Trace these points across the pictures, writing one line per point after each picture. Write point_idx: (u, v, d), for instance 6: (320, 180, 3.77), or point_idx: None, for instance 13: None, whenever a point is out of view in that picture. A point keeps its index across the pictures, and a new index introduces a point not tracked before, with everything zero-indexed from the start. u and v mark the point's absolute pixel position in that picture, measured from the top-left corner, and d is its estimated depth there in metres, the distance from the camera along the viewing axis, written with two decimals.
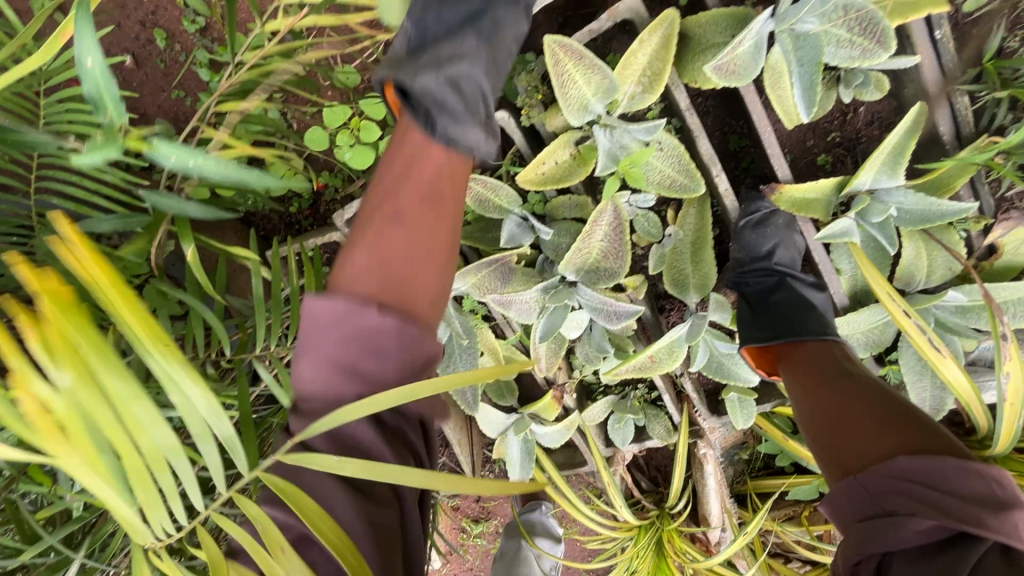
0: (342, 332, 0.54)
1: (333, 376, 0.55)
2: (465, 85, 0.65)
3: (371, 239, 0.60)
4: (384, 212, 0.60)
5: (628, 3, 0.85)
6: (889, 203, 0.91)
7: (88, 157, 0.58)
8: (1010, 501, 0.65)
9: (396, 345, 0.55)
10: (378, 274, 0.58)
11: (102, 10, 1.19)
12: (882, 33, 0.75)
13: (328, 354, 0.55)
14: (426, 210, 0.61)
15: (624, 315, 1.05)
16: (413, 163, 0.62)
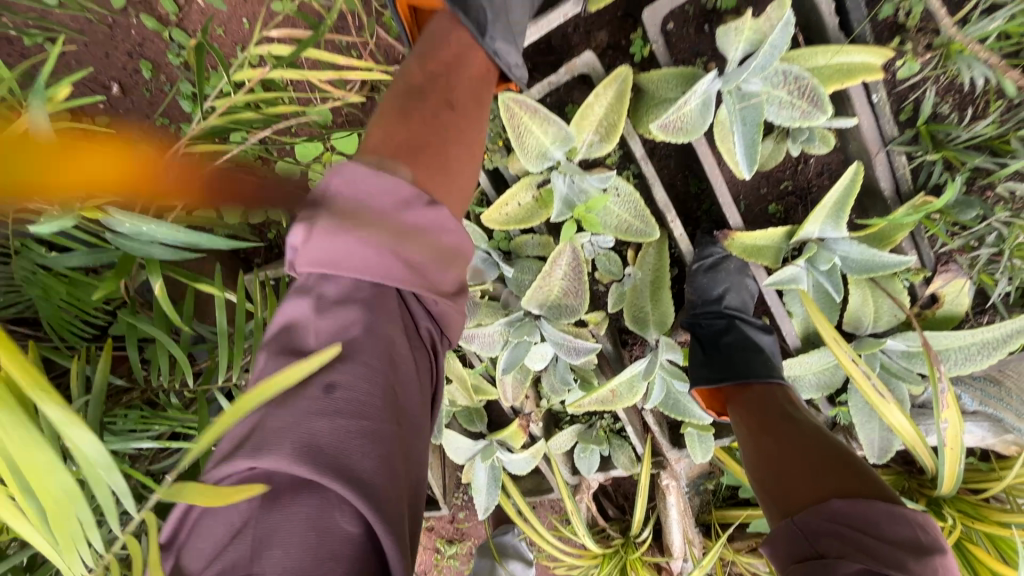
0: (408, 215, 0.62)
1: (391, 262, 0.60)
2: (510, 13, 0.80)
3: (426, 112, 0.69)
4: (438, 98, 0.71)
5: (585, 60, 0.90)
6: (835, 252, 0.94)
7: (45, 226, 0.65)
8: (932, 546, 0.68)
9: (449, 246, 0.65)
10: (433, 155, 0.67)
11: (90, 42, 1.23)
12: (816, 97, 0.80)
13: (391, 242, 0.60)
14: (471, 105, 0.74)
15: (583, 351, 1.08)
16: (464, 63, 0.75)
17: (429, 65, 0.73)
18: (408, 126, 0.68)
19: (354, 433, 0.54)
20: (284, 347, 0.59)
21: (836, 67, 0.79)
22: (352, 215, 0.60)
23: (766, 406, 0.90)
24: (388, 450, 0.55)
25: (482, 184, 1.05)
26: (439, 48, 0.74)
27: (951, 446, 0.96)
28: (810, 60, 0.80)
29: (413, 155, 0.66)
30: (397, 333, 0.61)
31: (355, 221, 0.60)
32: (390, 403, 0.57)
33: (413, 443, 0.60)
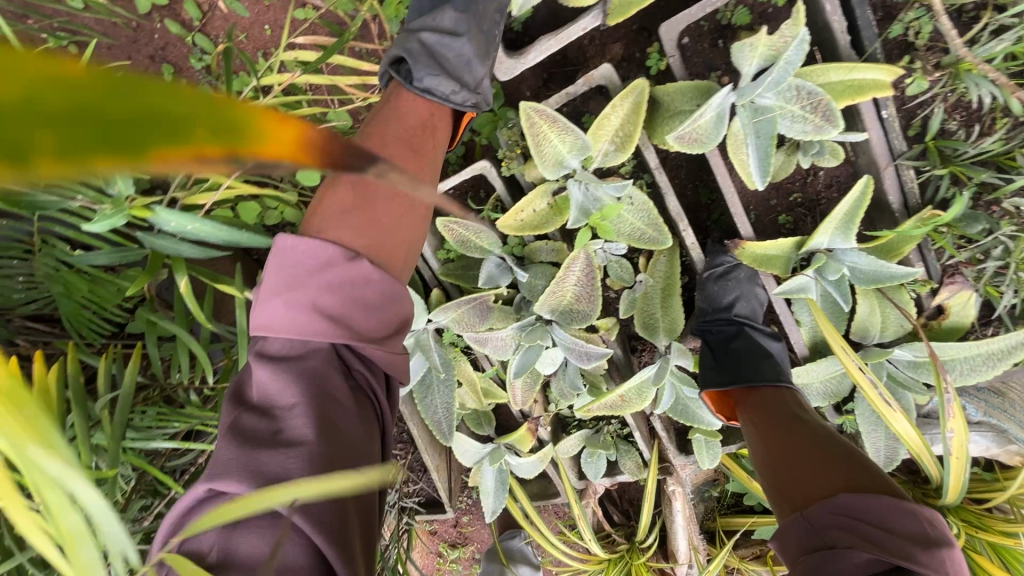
0: (332, 273, 0.69)
1: (317, 321, 0.68)
2: (445, 53, 0.84)
3: (356, 176, 0.76)
4: (368, 160, 0.77)
5: (602, 72, 0.92)
6: (844, 263, 0.96)
7: (97, 225, 0.70)
8: (939, 539, 0.70)
9: (376, 297, 0.72)
10: (361, 217, 0.74)
11: (114, 45, 1.25)
12: (828, 111, 0.82)
13: (312, 301, 0.68)
14: (409, 156, 0.80)
15: (595, 355, 1.10)
16: (399, 121, 0.81)
17: (370, 129, 0.80)
18: (339, 194, 0.75)
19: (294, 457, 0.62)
20: (235, 399, 0.68)
21: (849, 83, 0.82)
22: (282, 281, 0.69)
23: (773, 406, 0.92)
24: (332, 476, 0.63)
25: (498, 191, 1.07)
26: (383, 113, 0.82)
27: (957, 455, 0.97)
28: (822, 75, 0.83)
29: (342, 216, 0.73)
30: (332, 374, 0.68)
31: (283, 288, 0.68)
32: (328, 430, 0.65)
33: (359, 472, 0.67)
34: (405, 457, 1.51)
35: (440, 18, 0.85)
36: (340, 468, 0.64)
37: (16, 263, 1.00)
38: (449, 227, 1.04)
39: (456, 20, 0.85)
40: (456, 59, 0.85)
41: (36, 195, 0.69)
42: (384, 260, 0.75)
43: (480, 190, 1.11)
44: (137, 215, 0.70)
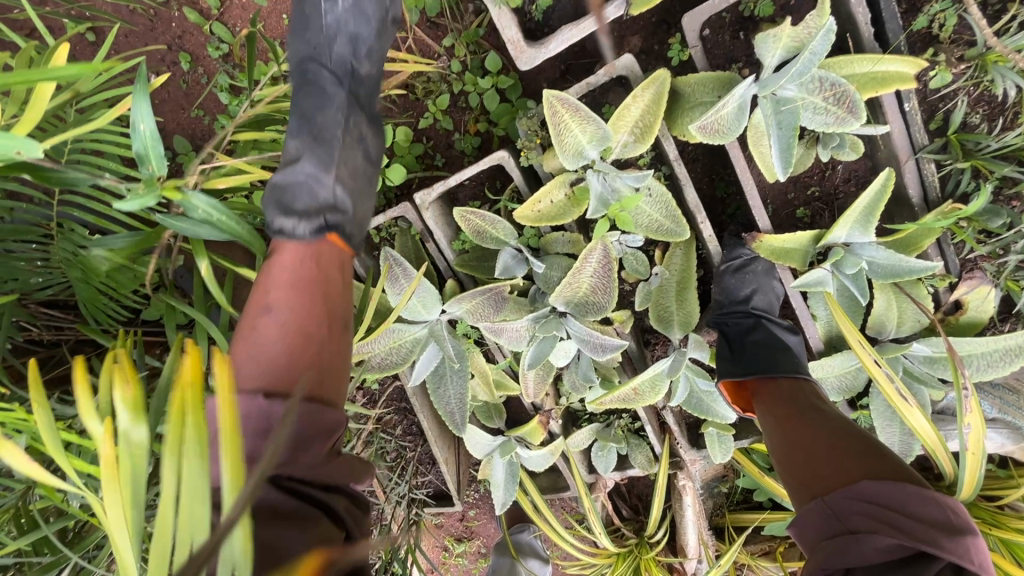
0: (226, 422, 0.63)
1: (230, 465, 0.61)
2: (302, 186, 0.79)
3: (247, 327, 0.72)
4: (256, 305, 0.73)
5: (623, 62, 0.92)
6: (862, 257, 0.96)
7: (128, 202, 0.65)
8: (964, 527, 0.69)
9: (293, 418, 0.64)
10: (257, 361, 0.69)
11: (131, 33, 1.26)
12: (853, 104, 0.82)
13: (221, 455, 0.62)
14: (294, 290, 0.73)
15: (610, 347, 1.10)
16: (284, 264, 0.75)
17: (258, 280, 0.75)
18: (237, 352, 0.71)
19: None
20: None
21: (873, 75, 0.82)
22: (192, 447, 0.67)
23: (790, 397, 0.93)
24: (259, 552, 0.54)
25: (515, 181, 1.07)
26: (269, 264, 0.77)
27: (973, 451, 0.97)
28: (846, 67, 0.83)
29: (235, 373, 0.69)
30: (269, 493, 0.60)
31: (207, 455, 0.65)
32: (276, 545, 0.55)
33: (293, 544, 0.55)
34: (414, 450, 1.52)
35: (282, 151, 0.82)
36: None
37: (35, 247, 1.00)
38: (465, 217, 1.03)
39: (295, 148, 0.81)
40: (305, 187, 0.79)
41: (61, 170, 0.66)
42: (289, 388, 0.67)
43: (496, 180, 1.13)
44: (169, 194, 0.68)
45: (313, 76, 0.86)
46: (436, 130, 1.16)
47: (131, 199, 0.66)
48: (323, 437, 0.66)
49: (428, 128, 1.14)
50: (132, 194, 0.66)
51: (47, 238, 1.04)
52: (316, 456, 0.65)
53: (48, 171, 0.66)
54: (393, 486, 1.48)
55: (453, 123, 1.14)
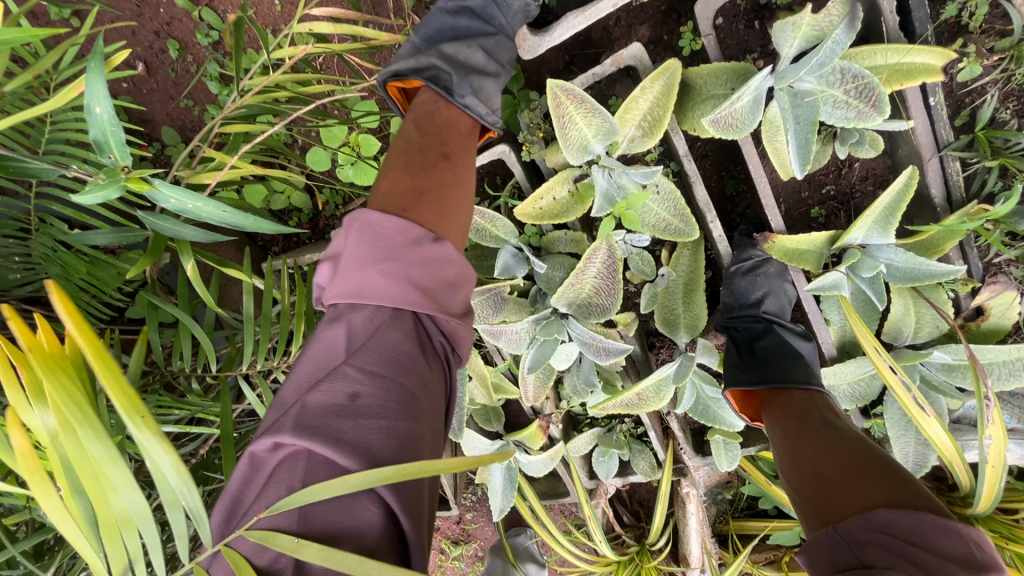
0: (419, 252, 0.67)
1: (410, 291, 0.66)
2: (483, 91, 0.83)
3: (425, 166, 0.75)
4: (433, 151, 0.76)
5: (632, 51, 0.87)
6: (879, 260, 0.92)
7: (88, 198, 0.56)
8: (988, 563, 0.66)
9: (455, 275, 0.71)
10: (438, 200, 0.73)
11: (117, 19, 1.20)
12: (877, 98, 0.77)
13: (407, 272, 0.66)
14: (463, 155, 0.79)
15: (613, 351, 1.04)
16: (455, 126, 0.80)
17: (429, 116, 0.79)
18: (403, 180, 0.73)
19: (379, 431, 0.57)
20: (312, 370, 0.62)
21: (897, 67, 0.77)
22: (372, 253, 0.66)
23: (803, 411, 0.89)
24: (411, 448, 0.59)
25: (517, 177, 1.03)
26: (430, 116, 0.79)
27: (992, 464, 0.92)
28: (868, 59, 0.78)
29: (418, 202, 0.72)
30: (413, 345, 0.64)
31: (375, 259, 0.66)
32: (409, 407, 0.61)
33: (431, 441, 0.63)
34: None
35: (469, 51, 0.83)
36: (420, 444, 0.60)
37: (13, 242, 0.96)
38: None
39: (483, 60, 0.84)
40: (485, 89, 0.83)
41: (24, 161, 0.59)
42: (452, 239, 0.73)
43: (496, 175, 1.08)
44: (131, 186, 0.56)
45: (479, 12, 0.88)
46: None
47: (91, 192, 0.56)
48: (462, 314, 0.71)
49: None
50: (94, 185, 0.57)
51: (25, 231, 0.99)
52: (458, 328, 0.70)
53: (10, 162, 0.59)
54: None
55: None
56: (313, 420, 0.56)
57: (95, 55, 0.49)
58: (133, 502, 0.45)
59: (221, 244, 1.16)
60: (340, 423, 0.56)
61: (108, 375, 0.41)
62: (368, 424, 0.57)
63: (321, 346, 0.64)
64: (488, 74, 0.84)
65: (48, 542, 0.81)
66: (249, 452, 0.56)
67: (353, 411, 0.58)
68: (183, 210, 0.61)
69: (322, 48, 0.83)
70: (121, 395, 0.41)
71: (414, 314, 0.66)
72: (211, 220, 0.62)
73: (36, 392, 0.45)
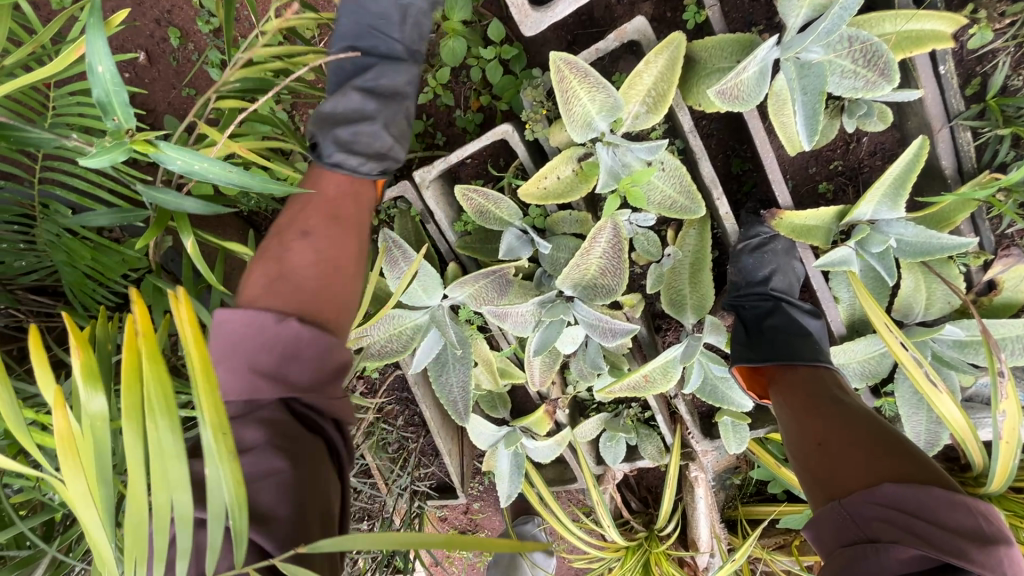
0: (254, 341, 0.64)
1: (255, 382, 0.64)
2: (357, 144, 0.82)
3: (282, 251, 0.74)
4: (292, 233, 0.76)
5: (635, 26, 0.86)
6: (889, 234, 0.91)
7: (93, 160, 0.56)
8: (996, 536, 0.66)
9: (316, 349, 0.67)
10: (291, 282, 0.72)
11: (117, 7, 1.20)
12: (886, 66, 0.75)
13: (250, 363, 0.64)
14: (330, 222, 0.78)
15: (620, 332, 1.04)
16: (321, 192, 0.80)
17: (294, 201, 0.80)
18: (260, 271, 0.73)
19: (263, 489, 0.59)
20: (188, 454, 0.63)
21: (906, 34, 0.76)
22: (219, 351, 0.65)
23: (809, 388, 0.88)
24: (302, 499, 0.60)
25: (520, 158, 1.02)
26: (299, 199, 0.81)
27: (1006, 440, 0.91)
28: (877, 26, 0.77)
29: (269, 290, 0.70)
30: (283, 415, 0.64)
31: (220, 358, 0.64)
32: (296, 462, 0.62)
33: (325, 494, 0.64)
34: (416, 441, 1.48)
35: (343, 103, 0.83)
36: (309, 496, 0.61)
37: (16, 229, 0.96)
38: (467, 195, 0.98)
39: (360, 101, 0.84)
40: (366, 138, 0.83)
41: (25, 130, 0.61)
42: (315, 313, 0.70)
43: (499, 157, 1.08)
44: (137, 149, 0.57)
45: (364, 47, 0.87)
46: (437, 106, 1.11)
47: (97, 155, 0.56)
48: (336, 375, 0.69)
49: (427, 103, 1.09)
50: (99, 148, 0.57)
51: (31, 218, 0.99)
52: (330, 391, 0.68)
53: (14, 130, 0.61)
54: (395, 478, 1.44)
55: (453, 98, 1.09)
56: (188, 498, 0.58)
57: (94, 8, 0.49)
58: (179, 501, 0.44)
59: (225, 232, 1.15)
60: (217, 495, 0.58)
61: (206, 384, 0.43)
62: (251, 487, 0.59)
63: None
64: (367, 124, 0.83)
65: (58, 525, 0.81)
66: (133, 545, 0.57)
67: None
68: (190, 173, 0.61)
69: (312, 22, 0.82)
70: (212, 407, 0.43)
71: (275, 397, 0.64)
72: (217, 182, 0.61)
73: (85, 375, 0.44)
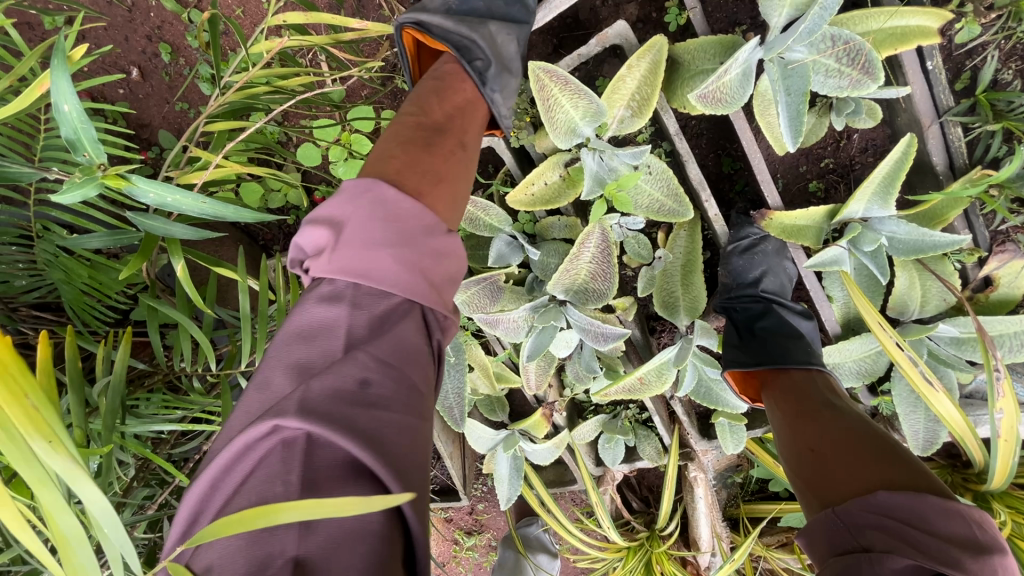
0: (433, 241, 0.63)
1: (414, 279, 0.61)
2: (507, 89, 0.83)
3: (444, 150, 0.71)
4: (453, 138, 0.73)
5: (617, 30, 0.85)
6: (881, 232, 0.89)
7: (66, 196, 0.59)
8: (991, 545, 0.65)
9: (456, 271, 0.67)
10: (450, 189, 0.69)
11: (108, 25, 1.22)
12: (869, 64, 0.74)
13: (419, 265, 0.62)
14: (475, 145, 0.77)
15: (611, 336, 1.03)
16: (473, 113, 0.78)
17: (442, 105, 0.75)
18: (415, 159, 0.68)
19: (389, 423, 0.53)
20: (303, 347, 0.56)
21: (890, 31, 0.75)
22: (385, 233, 0.61)
23: (803, 392, 0.88)
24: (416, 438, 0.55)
25: (507, 164, 1.02)
26: (446, 94, 0.76)
27: (1006, 439, 0.89)
28: (862, 23, 0.76)
29: (436, 186, 0.67)
30: (422, 340, 0.60)
31: (389, 241, 0.60)
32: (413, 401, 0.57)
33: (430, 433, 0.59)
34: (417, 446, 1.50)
35: (505, 37, 0.82)
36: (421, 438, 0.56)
37: (17, 250, 0.98)
38: None
39: (517, 51, 0.84)
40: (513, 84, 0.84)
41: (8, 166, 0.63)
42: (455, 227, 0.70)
43: (488, 164, 1.09)
44: (108, 183, 0.60)
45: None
46: None
47: (69, 190, 0.60)
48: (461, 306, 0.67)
49: None
50: (71, 184, 0.60)
51: (29, 238, 1.01)
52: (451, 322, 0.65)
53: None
54: None
55: None
56: (319, 410, 0.51)
57: (59, 51, 0.52)
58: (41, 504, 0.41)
59: (221, 244, 1.17)
60: (349, 410, 0.52)
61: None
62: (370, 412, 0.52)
63: (313, 327, 0.58)
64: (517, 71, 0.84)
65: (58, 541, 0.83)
66: (240, 442, 0.49)
67: (365, 400, 0.53)
68: (161, 205, 0.65)
69: (301, 42, 0.82)
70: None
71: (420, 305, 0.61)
72: (189, 210, 0.66)
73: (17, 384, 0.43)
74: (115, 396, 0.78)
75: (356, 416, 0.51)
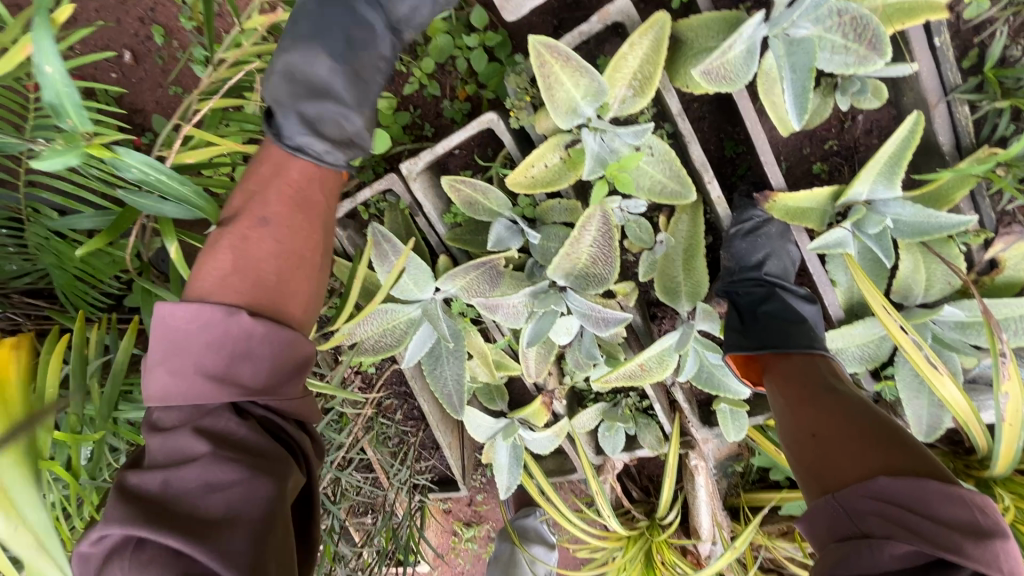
0: (220, 329, 0.62)
1: (204, 384, 0.61)
2: (326, 124, 0.74)
3: (232, 239, 0.67)
4: (249, 220, 0.68)
5: (619, 7, 0.84)
6: (886, 214, 0.88)
7: (48, 162, 0.58)
8: (994, 530, 0.64)
9: (269, 348, 0.64)
10: (246, 276, 0.66)
11: (100, 7, 1.20)
12: (876, 38, 0.73)
13: (195, 363, 0.61)
14: (294, 210, 0.70)
15: (613, 322, 1.03)
16: (284, 176, 0.71)
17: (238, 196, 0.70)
18: (216, 258, 0.66)
19: (234, 493, 0.58)
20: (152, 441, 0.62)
21: (896, 5, 0.74)
22: (163, 347, 0.62)
23: (806, 377, 0.86)
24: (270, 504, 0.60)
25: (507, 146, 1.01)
26: (251, 176, 0.71)
27: (1011, 423, 0.89)
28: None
29: (223, 283, 0.65)
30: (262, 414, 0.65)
31: (164, 356, 0.62)
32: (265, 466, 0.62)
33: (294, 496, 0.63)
34: (416, 435, 1.49)
35: (311, 70, 0.74)
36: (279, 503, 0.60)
37: (7, 233, 0.96)
38: (455, 187, 0.97)
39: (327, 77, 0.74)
40: (332, 119, 0.74)
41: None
42: (273, 313, 0.66)
43: (487, 147, 1.07)
44: (90, 152, 0.59)
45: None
46: (424, 97, 1.11)
47: (50, 157, 0.59)
48: (297, 369, 0.67)
49: (414, 95, 1.09)
50: (52, 151, 0.59)
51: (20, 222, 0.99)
52: (289, 391, 0.66)
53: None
54: (395, 472, 1.44)
55: (440, 88, 1.09)
56: (134, 507, 0.56)
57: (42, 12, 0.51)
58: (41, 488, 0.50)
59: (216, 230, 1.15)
60: (189, 493, 0.57)
61: None
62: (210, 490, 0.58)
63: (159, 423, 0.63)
64: (337, 103, 0.75)
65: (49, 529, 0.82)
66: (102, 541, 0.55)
67: (205, 480, 0.58)
68: (143, 181, 0.66)
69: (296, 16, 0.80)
70: None
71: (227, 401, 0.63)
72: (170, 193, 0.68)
73: None
74: (109, 380, 0.76)
75: (198, 497, 0.57)
